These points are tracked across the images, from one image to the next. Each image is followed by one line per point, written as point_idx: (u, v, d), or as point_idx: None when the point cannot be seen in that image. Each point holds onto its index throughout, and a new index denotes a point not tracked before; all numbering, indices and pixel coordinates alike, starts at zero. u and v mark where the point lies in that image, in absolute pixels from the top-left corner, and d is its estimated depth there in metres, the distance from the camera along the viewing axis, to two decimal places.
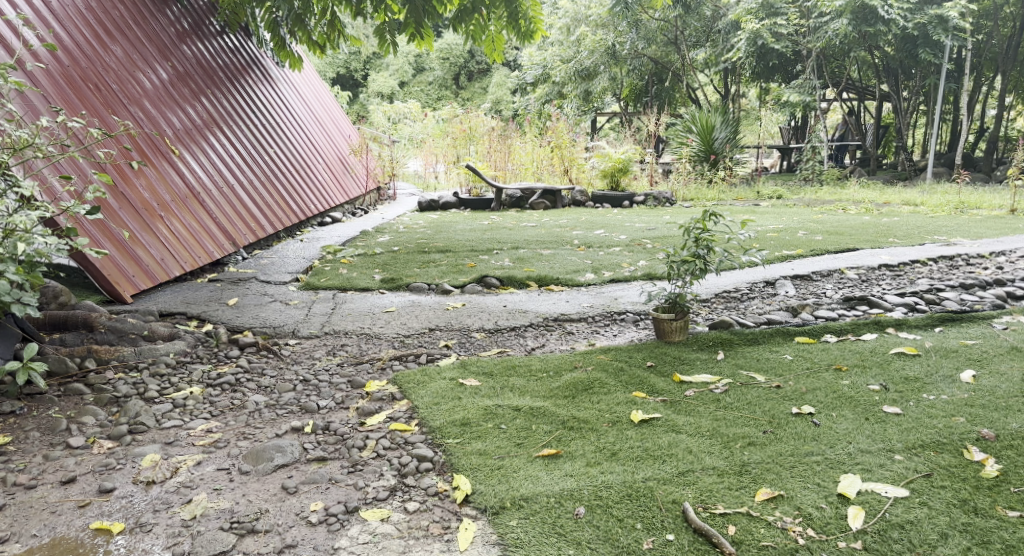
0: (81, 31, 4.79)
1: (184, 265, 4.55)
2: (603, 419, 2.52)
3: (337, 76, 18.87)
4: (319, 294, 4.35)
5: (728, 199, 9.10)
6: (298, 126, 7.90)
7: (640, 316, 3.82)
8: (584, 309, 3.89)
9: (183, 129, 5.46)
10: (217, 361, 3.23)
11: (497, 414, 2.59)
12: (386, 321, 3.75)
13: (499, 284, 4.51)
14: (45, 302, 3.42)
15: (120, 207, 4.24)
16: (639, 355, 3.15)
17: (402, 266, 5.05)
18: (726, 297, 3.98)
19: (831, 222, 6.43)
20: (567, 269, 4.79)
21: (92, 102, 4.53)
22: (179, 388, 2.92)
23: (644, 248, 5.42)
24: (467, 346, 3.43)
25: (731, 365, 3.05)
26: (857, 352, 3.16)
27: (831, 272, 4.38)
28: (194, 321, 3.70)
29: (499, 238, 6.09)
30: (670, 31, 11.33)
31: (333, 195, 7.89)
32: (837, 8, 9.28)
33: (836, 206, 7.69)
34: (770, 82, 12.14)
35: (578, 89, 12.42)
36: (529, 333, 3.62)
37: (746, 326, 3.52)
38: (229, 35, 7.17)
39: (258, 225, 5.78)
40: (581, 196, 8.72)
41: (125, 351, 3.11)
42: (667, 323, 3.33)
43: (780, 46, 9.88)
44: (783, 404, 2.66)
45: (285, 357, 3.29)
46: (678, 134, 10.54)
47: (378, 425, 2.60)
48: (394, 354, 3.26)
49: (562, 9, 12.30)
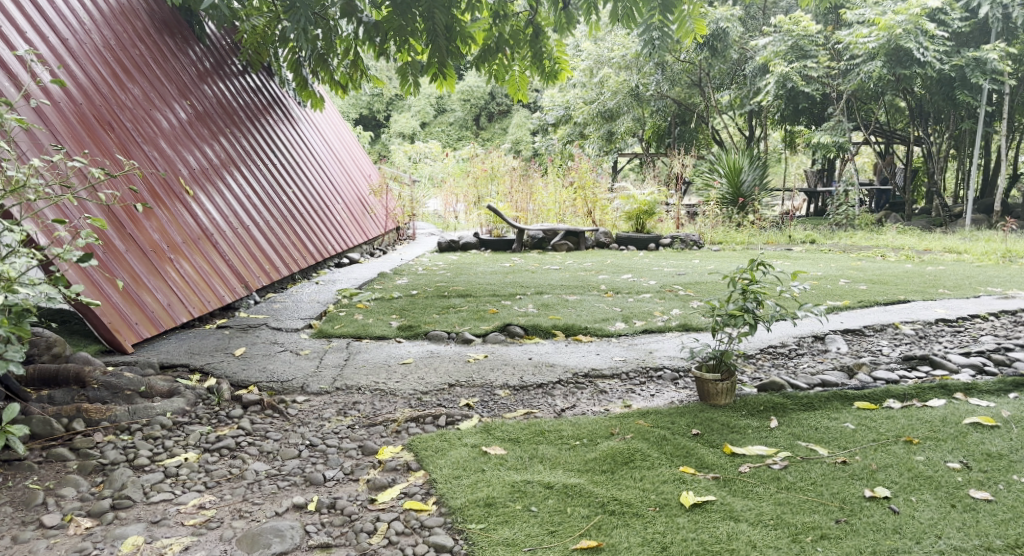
0: (97, 69, 4.65)
1: (192, 310, 4.31)
2: (648, 501, 2.21)
3: (359, 116, 18.99)
4: (332, 342, 4.09)
5: (759, 242, 8.76)
6: (318, 167, 7.73)
7: (678, 373, 3.49)
8: (616, 364, 3.58)
9: (199, 169, 5.28)
10: (217, 422, 2.94)
11: (527, 492, 2.27)
12: (402, 376, 3.46)
13: (524, 333, 4.22)
14: (37, 352, 3.17)
15: (127, 250, 4.05)
16: (682, 420, 2.83)
17: (420, 312, 4.78)
18: (772, 352, 3.66)
19: (872, 270, 6.10)
20: (595, 317, 4.50)
21: (105, 142, 4.37)
22: (173, 453, 2.65)
23: (676, 295, 5.12)
24: (491, 407, 3.11)
25: (787, 435, 2.75)
26: (926, 422, 2.81)
27: (884, 326, 4.04)
28: (196, 374, 3.43)
29: (523, 282, 5.81)
30: (694, 72, 11.09)
31: (352, 235, 7.67)
32: (869, 51, 8.96)
33: (874, 253, 7.34)
34: (797, 126, 11.78)
35: (601, 129, 12.27)
36: (557, 391, 3.31)
37: (799, 389, 3.18)
38: (251, 75, 7.07)
39: (272, 267, 5.56)
40: (605, 237, 8.50)
41: (118, 411, 2.84)
42: (712, 384, 3.02)
43: (812, 89, 9.58)
44: (852, 485, 2.35)
45: (292, 418, 3.00)
46: (702, 175, 10.27)
47: (391, 502, 2.30)
48: (410, 415, 2.95)
49: (585, 52, 12.20)
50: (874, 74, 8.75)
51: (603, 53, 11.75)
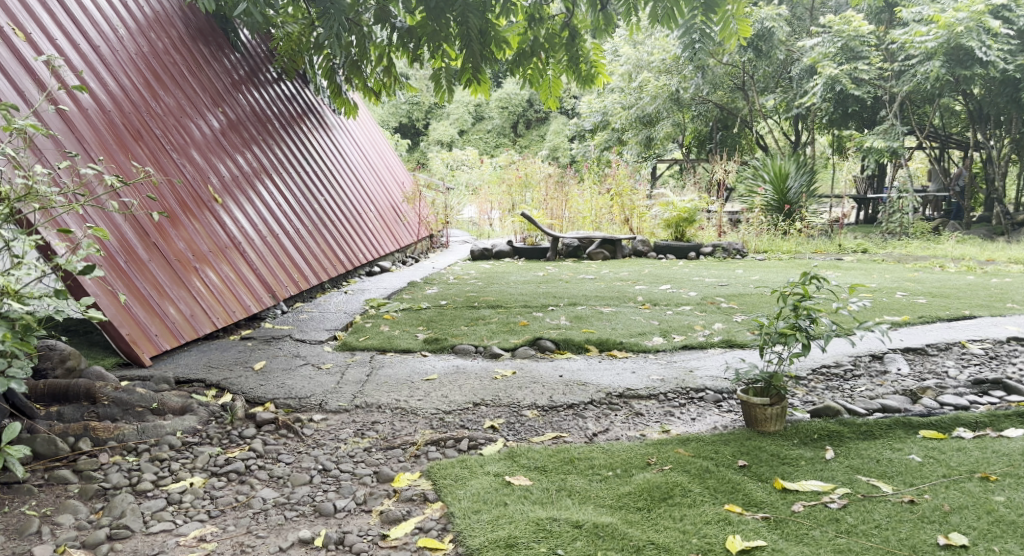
0: (129, 77, 4.57)
1: (216, 321, 4.19)
2: (689, 547, 1.99)
3: (397, 125, 19.00)
4: (355, 356, 3.92)
5: (807, 251, 8.40)
6: (352, 175, 7.63)
7: (721, 395, 3.22)
8: (653, 384, 3.33)
9: (229, 178, 5.19)
10: (228, 443, 2.78)
11: (553, 533, 2.06)
12: (426, 393, 3.27)
13: (555, 347, 4.00)
14: (50, 366, 3.04)
15: (151, 260, 3.95)
16: (727, 450, 2.60)
17: (448, 324, 4.60)
18: (826, 374, 3.38)
19: (931, 282, 5.73)
20: (631, 331, 4.25)
21: (133, 151, 4.28)
22: (179, 477, 2.49)
23: (718, 307, 4.85)
24: (518, 429, 2.90)
25: (844, 468, 2.51)
26: (1003, 456, 2.53)
27: (950, 345, 3.72)
28: (212, 389, 3.29)
29: (557, 293, 5.59)
30: (738, 75, 10.75)
31: (384, 243, 7.54)
32: (927, 50, 8.52)
33: (931, 263, 6.95)
34: (845, 130, 11.31)
35: (639, 135, 11.91)
36: (590, 412, 3.08)
37: (857, 415, 2.93)
38: (285, 82, 6.99)
39: (301, 276, 5.43)
40: (643, 245, 8.21)
41: (127, 430, 2.70)
42: (760, 409, 2.78)
43: (863, 92, 9.18)
44: (922, 531, 2.11)
45: (306, 438, 2.83)
46: (746, 181, 9.89)
47: (404, 540, 2.12)
48: (431, 438, 2.76)
49: (623, 56, 11.93)
50: (932, 74, 8.35)
51: (642, 57, 11.49)
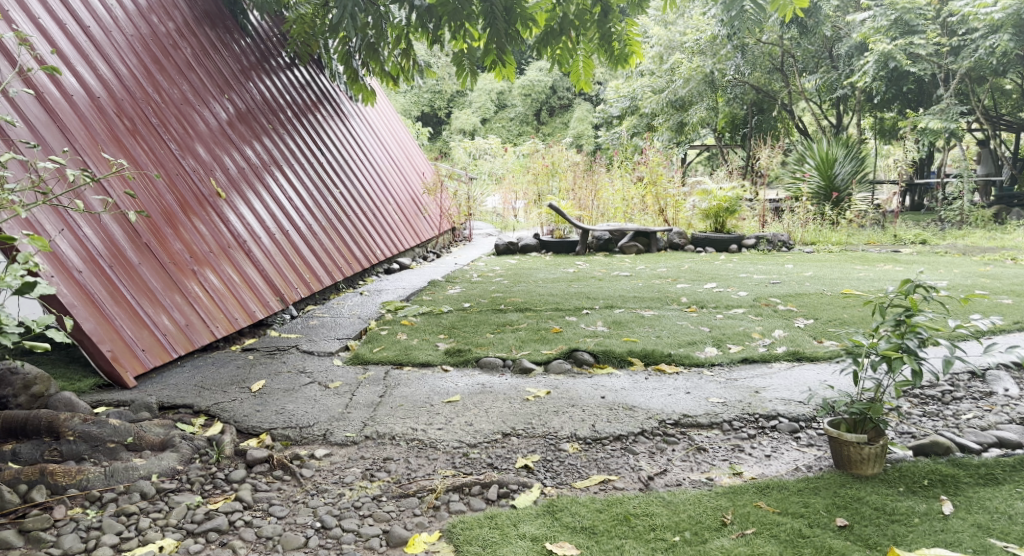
0: (125, 63, 4.13)
1: (217, 331, 3.74)
2: None
3: (420, 113, 18.55)
4: (367, 371, 3.46)
5: (858, 242, 7.87)
6: (369, 165, 7.16)
7: (798, 426, 2.70)
8: (715, 409, 2.82)
9: (237, 172, 4.74)
10: (212, 488, 2.34)
11: None
12: (447, 421, 2.79)
13: (594, 361, 3.50)
14: (11, 393, 2.63)
15: (141, 264, 3.51)
16: (819, 503, 2.10)
17: (473, 331, 4.12)
18: (921, 397, 2.85)
19: (1010, 277, 5.18)
20: (680, 340, 3.74)
21: (127, 145, 3.84)
22: (146, 540, 2.06)
23: (773, 309, 4.33)
24: (556, 470, 2.42)
25: (971, 528, 1.99)
26: None
27: None
28: (201, 416, 2.86)
29: (591, 293, 5.08)
30: (777, 54, 10.13)
31: (404, 239, 7.07)
32: (991, 22, 7.90)
33: (1001, 255, 6.36)
34: (889, 113, 10.66)
35: (670, 120, 11.28)
36: (641, 447, 2.58)
37: (970, 453, 2.41)
38: (299, 68, 6.53)
39: (314, 277, 4.97)
40: (680, 238, 7.70)
41: (91, 474, 2.28)
42: (854, 448, 2.27)
43: (919, 68, 8.53)
44: None
45: (305, 481, 2.38)
46: (790, 168, 9.27)
47: None
48: (453, 484, 2.29)
49: (654, 38, 11.44)
50: (1000, 48, 7.75)
51: (674, 38, 11.00)
